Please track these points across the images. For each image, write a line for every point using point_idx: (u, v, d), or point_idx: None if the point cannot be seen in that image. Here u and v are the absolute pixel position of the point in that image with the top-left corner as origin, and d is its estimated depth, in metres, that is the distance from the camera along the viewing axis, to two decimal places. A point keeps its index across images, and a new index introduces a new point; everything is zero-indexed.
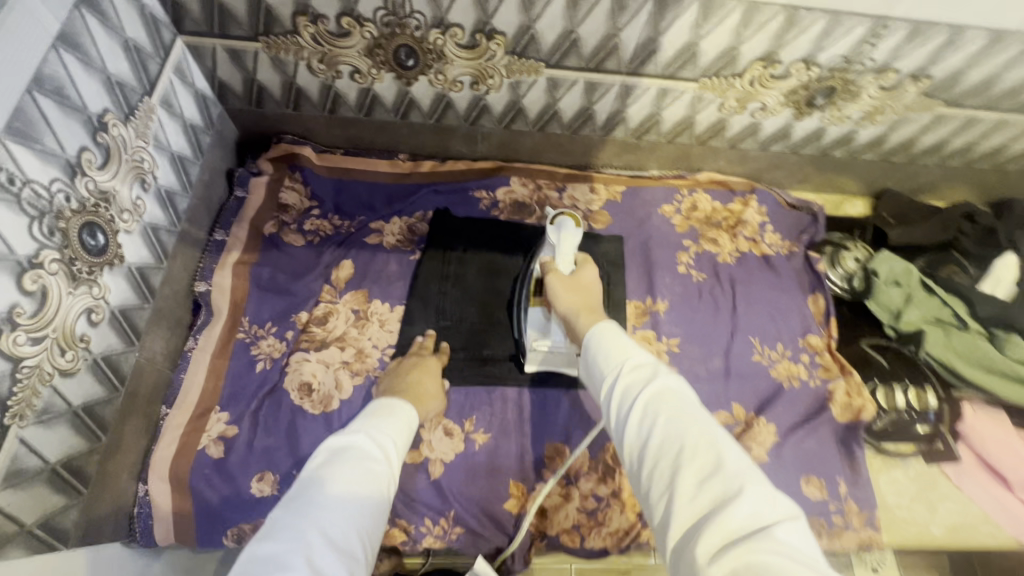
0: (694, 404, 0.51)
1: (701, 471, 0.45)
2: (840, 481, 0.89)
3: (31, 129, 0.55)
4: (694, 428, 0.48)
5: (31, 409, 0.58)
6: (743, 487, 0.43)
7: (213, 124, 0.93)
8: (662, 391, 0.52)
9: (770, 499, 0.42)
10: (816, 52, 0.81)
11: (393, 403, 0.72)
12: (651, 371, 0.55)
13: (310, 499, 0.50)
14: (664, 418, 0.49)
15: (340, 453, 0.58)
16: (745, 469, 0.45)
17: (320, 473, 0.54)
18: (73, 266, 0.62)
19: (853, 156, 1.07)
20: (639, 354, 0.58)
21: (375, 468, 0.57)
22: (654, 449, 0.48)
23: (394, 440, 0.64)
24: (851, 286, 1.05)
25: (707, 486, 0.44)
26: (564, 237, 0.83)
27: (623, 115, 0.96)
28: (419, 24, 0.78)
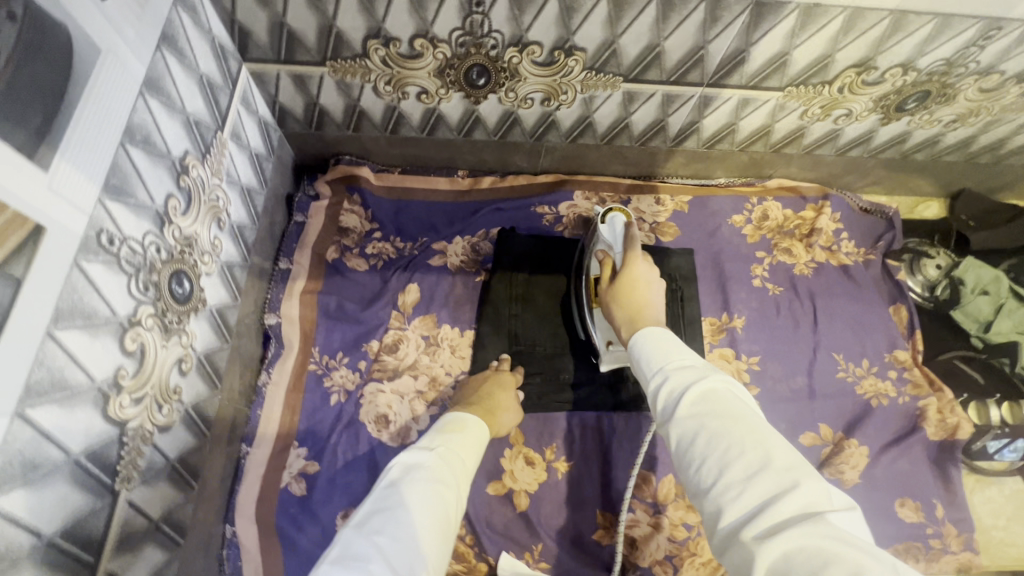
0: (742, 400, 0.48)
1: (748, 463, 0.42)
2: (937, 503, 0.85)
3: (125, 184, 0.53)
4: (740, 420, 0.45)
5: (136, 470, 0.56)
6: (794, 479, 0.40)
7: (274, 150, 0.91)
8: (709, 391, 0.49)
9: (825, 492, 0.39)
10: (916, 57, 0.76)
11: (465, 420, 0.67)
12: (696, 369, 0.52)
13: (380, 525, 0.48)
14: (708, 413, 0.46)
15: (411, 472, 0.55)
16: (796, 461, 0.42)
17: (393, 495, 0.51)
18: (165, 318, 0.60)
19: (936, 158, 1.02)
20: (684, 355, 0.55)
21: (444, 493, 0.54)
22: (699, 444, 0.45)
23: (464, 463, 0.60)
24: (934, 295, 1.00)
25: (755, 478, 0.41)
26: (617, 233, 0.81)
27: (697, 125, 0.91)
28: (495, 44, 0.74)
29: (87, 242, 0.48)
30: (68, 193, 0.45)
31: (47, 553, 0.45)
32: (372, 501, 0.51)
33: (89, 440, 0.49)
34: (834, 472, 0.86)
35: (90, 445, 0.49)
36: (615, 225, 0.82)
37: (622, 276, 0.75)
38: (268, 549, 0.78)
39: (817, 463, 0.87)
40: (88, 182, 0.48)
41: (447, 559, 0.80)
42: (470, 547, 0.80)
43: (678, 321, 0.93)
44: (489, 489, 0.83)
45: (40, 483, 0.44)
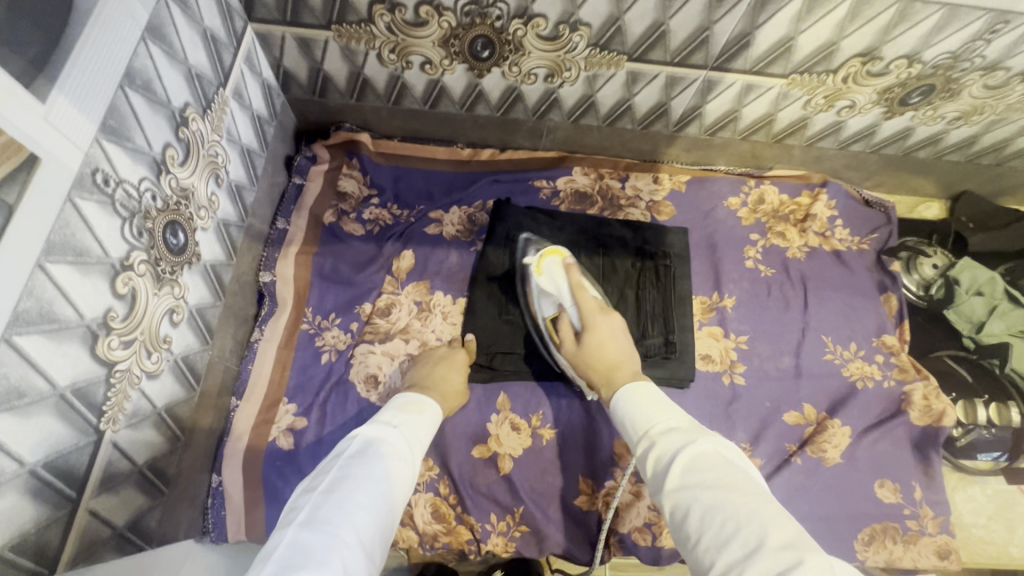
0: (734, 469, 0.49)
1: (746, 540, 0.42)
2: (915, 485, 0.86)
3: (123, 127, 0.53)
4: (733, 494, 0.46)
5: (122, 413, 0.57)
6: (794, 553, 0.40)
7: (276, 114, 0.91)
8: (697, 456, 0.51)
9: (826, 565, 0.39)
10: (922, 49, 0.76)
11: (423, 400, 0.67)
12: (685, 434, 0.54)
13: (346, 491, 0.49)
14: (703, 483, 0.48)
15: (375, 446, 0.55)
16: (795, 535, 0.42)
17: (355, 464, 0.52)
18: (158, 267, 0.61)
19: (938, 157, 1.02)
20: (673, 417, 0.58)
21: (402, 467, 0.55)
22: (697, 519, 0.46)
23: (422, 440, 0.62)
24: (929, 295, 1.00)
25: (754, 554, 0.41)
26: (558, 278, 0.82)
27: (700, 110, 0.91)
28: (501, 14, 0.74)
29: (81, 178, 0.48)
30: (64, 127, 0.46)
31: (29, 482, 0.46)
32: (336, 468, 0.51)
33: (75, 375, 0.49)
34: (816, 450, 0.86)
35: (77, 381, 0.50)
36: (552, 270, 0.83)
37: (587, 336, 0.77)
38: (250, 501, 0.78)
39: (800, 442, 0.87)
40: (85, 119, 0.48)
41: (429, 519, 0.81)
42: (453, 507, 0.82)
43: (669, 299, 0.93)
44: (473, 452, 0.83)
45: (25, 412, 0.45)
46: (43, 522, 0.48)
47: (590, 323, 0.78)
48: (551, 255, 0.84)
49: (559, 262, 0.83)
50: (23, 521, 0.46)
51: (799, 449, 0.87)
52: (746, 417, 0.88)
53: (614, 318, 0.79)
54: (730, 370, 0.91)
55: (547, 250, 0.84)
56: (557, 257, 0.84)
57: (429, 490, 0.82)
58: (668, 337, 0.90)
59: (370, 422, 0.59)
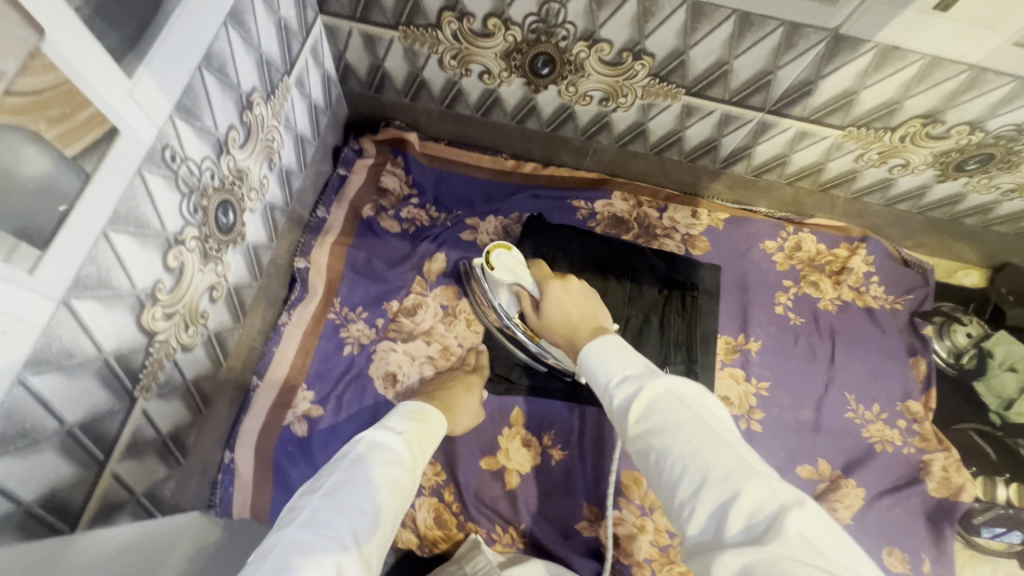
0: (682, 403, 0.47)
1: (693, 477, 0.43)
2: (925, 557, 0.83)
3: (195, 107, 0.55)
4: (680, 434, 0.45)
5: (155, 382, 0.58)
6: (734, 486, 0.40)
7: (331, 105, 0.93)
8: (651, 398, 0.49)
9: (765, 490, 0.40)
10: (986, 118, 0.75)
11: (431, 409, 0.68)
12: (636, 379, 0.51)
13: (349, 496, 0.49)
14: (656, 427, 0.46)
15: (378, 452, 0.56)
16: (735, 462, 0.42)
17: (357, 467, 0.53)
18: (206, 244, 0.62)
19: (985, 227, 1.00)
20: (624, 359, 0.54)
21: (405, 476, 0.56)
22: (653, 460, 0.46)
23: (425, 450, 0.62)
24: (959, 363, 0.98)
25: (701, 493, 0.41)
26: (515, 268, 0.79)
27: (750, 151, 0.91)
28: (567, 35, 0.75)
29: (152, 153, 0.50)
30: (144, 103, 0.47)
31: (65, 441, 0.47)
32: (339, 470, 0.52)
33: (119, 341, 0.51)
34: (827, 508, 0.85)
35: (120, 347, 0.51)
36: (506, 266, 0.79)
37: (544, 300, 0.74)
38: (260, 482, 0.79)
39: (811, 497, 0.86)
40: (164, 97, 0.49)
41: (430, 524, 0.81)
42: (455, 515, 0.82)
43: (693, 336, 0.94)
44: (482, 463, 0.84)
45: (72, 371, 0.46)
46: (71, 481, 0.49)
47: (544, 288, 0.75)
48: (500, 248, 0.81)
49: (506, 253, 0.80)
50: (54, 479, 0.47)
51: None
52: None
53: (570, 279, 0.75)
54: (747, 416, 0.91)
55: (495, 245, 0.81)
56: (504, 249, 0.81)
57: (434, 494, 0.82)
58: (690, 367, 0.91)
59: (376, 427, 0.59)
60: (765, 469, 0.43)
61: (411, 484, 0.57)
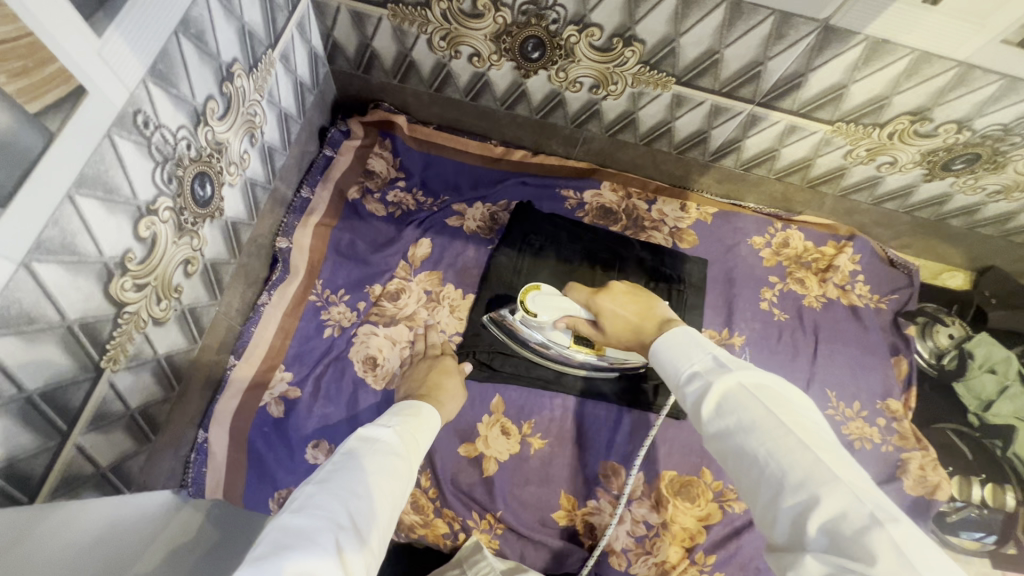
0: (753, 400, 0.46)
1: (772, 481, 0.42)
2: None
3: (171, 73, 0.53)
4: (754, 436, 0.44)
5: (124, 354, 0.57)
6: (813, 492, 0.39)
7: (318, 84, 0.91)
8: (722, 396, 0.48)
9: (849, 498, 0.38)
10: (974, 116, 0.75)
11: (424, 403, 0.67)
12: (703, 376, 0.50)
13: (343, 481, 0.48)
14: (730, 428, 0.46)
15: (372, 443, 0.55)
16: (816, 465, 0.41)
17: (352, 457, 0.52)
18: (181, 216, 0.61)
19: (970, 229, 1.00)
20: (693, 355, 0.53)
21: (401, 464, 0.54)
22: (733, 461, 0.46)
23: (422, 440, 0.60)
24: (940, 364, 0.99)
25: (780, 498, 0.41)
26: (548, 302, 0.80)
27: (739, 144, 0.91)
28: (557, 18, 0.74)
29: (123, 117, 0.48)
30: (114, 64, 0.46)
31: (24, 409, 0.46)
32: (333, 460, 0.51)
33: (85, 310, 0.50)
34: None
35: (86, 316, 0.50)
36: (539, 304, 0.80)
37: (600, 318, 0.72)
38: (234, 462, 0.78)
39: None
40: (136, 60, 0.48)
41: (406, 508, 0.81)
42: (432, 501, 0.81)
43: None
44: (460, 450, 0.83)
45: (33, 337, 0.45)
46: (33, 450, 0.48)
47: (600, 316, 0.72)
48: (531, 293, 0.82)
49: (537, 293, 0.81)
50: (13, 447, 0.46)
51: None
52: None
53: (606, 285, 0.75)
54: None
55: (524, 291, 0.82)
56: (536, 291, 0.82)
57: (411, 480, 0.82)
58: None
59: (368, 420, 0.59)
60: (852, 471, 0.41)
61: (409, 473, 0.56)
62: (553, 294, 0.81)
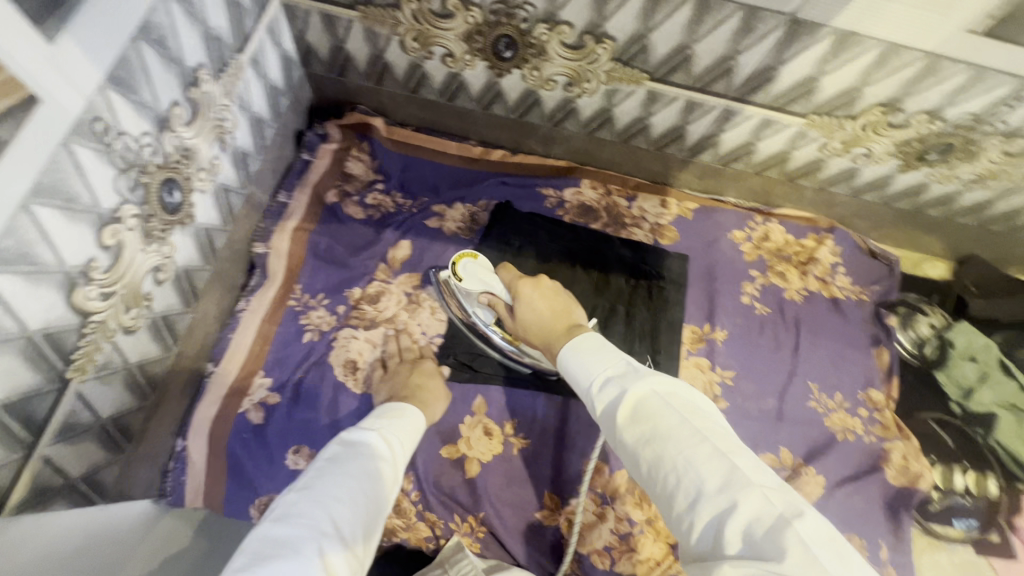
0: (669, 409, 0.48)
1: (688, 489, 0.44)
2: (883, 545, 0.84)
3: (131, 79, 0.53)
4: (670, 444, 0.46)
5: (91, 364, 0.56)
6: (729, 498, 0.41)
7: (293, 87, 0.91)
8: (637, 404, 0.50)
9: (759, 501, 0.41)
10: (945, 106, 0.75)
11: (410, 405, 0.67)
12: (617, 383, 0.52)
13: (326, 488, 0.49)
14: (644, 436, 0.48)
15: (356, 447, 0.55)
16: (727, 471, 0.43)
17: (335, 464, 0.52)
18: (149, 223, 0.60)
19: (949, 218, 1.01)
20: (607, 363, 0.55)
21: (385, 467, 0.55)
22: (646, 471, 0.47)
23: (408, 442, 0.61)
24: (922, 353, 0.99)
25: (697, 506, 0.43)
26: (479, 270, 0.84)
27: (716, 139, 0.91)
28: (527, 17, 0.74)
29: (80, 124, 0.48)
30: (69, 71, 0.45)
31: None
32: (314, 468, 0.52)
33: (46, 319, 0.49)
34: None
35: (48, 325, 0.49)
36: (470, 269, 0.84)
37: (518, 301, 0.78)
38: (213, 471, 0.77)
39: None
40: (93, 67, 0.48)
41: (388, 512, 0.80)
42: (414, 503, 0.81)
43: (659, 325, 0.93)
44: (443, 452, 0.83)
45: None
46: None
47: (518, 293, 0.78)
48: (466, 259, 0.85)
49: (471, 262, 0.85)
50: None
51: None
52: None
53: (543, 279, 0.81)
54: (711, 405, 0.91)
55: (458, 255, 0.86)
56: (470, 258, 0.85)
57: None
58: (654, 357, 0.91)
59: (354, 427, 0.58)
60: (756, 472, 0.44)
61: (394, 477, 0.56)
62: (488, 267, 0.85)
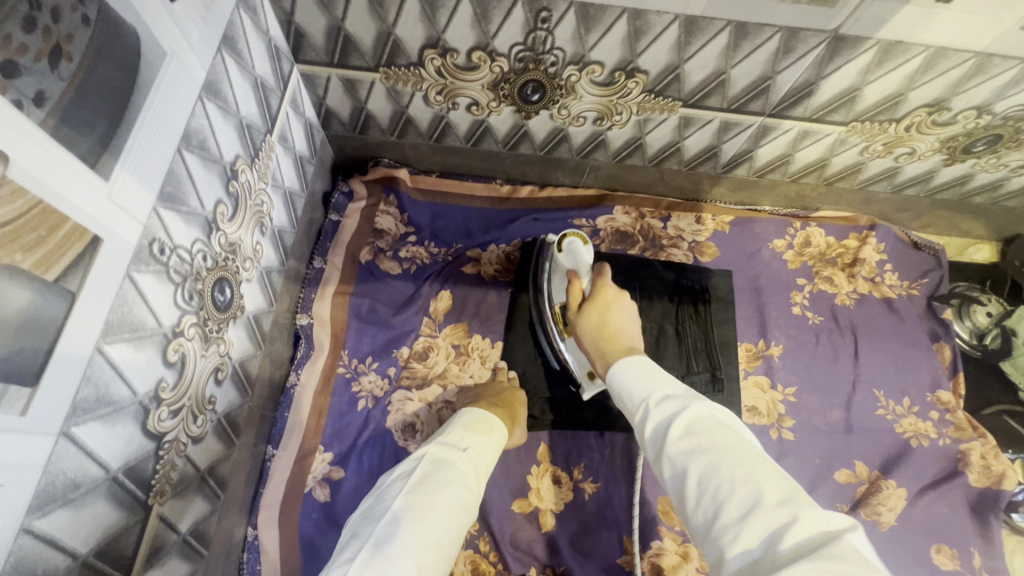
0: (729, 431, 0.47)
1: (743, 499, 0.40)
2: (974, 551, 0.82)
3: (179, 190, 0.51)
4: (727, 455, 0.44)
5: (169, 483, 0.55)
6: (790, 510, 0.38)
7: (316, 152, 0.89)
8: (694, 421, 0.49)
9: (823, 518, 0.37)
10: (994, 101, 0.73)
11: (491, 420, 0.71)
12: (679, 400, 0.52)
13: (411, 528, 0.51)
14: (700, 448, 0.46)
15: (438, 475, 0.59)
16: (790, 490, 0.40)
17: (418, 495, 0.56)
18: (206, 327, 0.58)
19: (994, 203, 0.98)
20: (666, 383, 0.56)
21: (464, 494, 0.58)
22: (693, 484, 0.44)
23: (484, 466, 0.65)
24: (983, 344, 0.96)
25: (750, 515, 0.39)
26: (577, 256, 0.79)
27: (751, 154, 0.88)
28: (556, 61, 0.71)
29: (139, 252, 0.46)
30: (125, 202, 0.44)
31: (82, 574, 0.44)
32: (401, 499, 0.55)
33: (126, 455, 0.47)
34: (870, 513, 0.83)
35: (129, 460, 0.48)
36: (574, 250, 0.80)
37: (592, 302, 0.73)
38: (288, 557, 0.76)
39: (852, 502, 0.84)
40: (145, 190, 0.46)
41: None
42: (493, 565, 0.78)
43: (713, 346, 0.92)
44: (514, 507, 0.82)
45: (79, 502, 0.43)
46: None
47: (587, 304, 0.74)
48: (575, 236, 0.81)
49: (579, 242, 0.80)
50: None
51: (852, 510, 0.84)
52: (795, 474, 0.86)
53: (616, 304, 0.72)
54: (778, 425, 0.89)
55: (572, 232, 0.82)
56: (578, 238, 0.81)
57: (469, 546, 0.79)
58: (714, 373, 0.89)
59: (435, 445, 0.64)
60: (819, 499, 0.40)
61: (471, 503, 0.60)
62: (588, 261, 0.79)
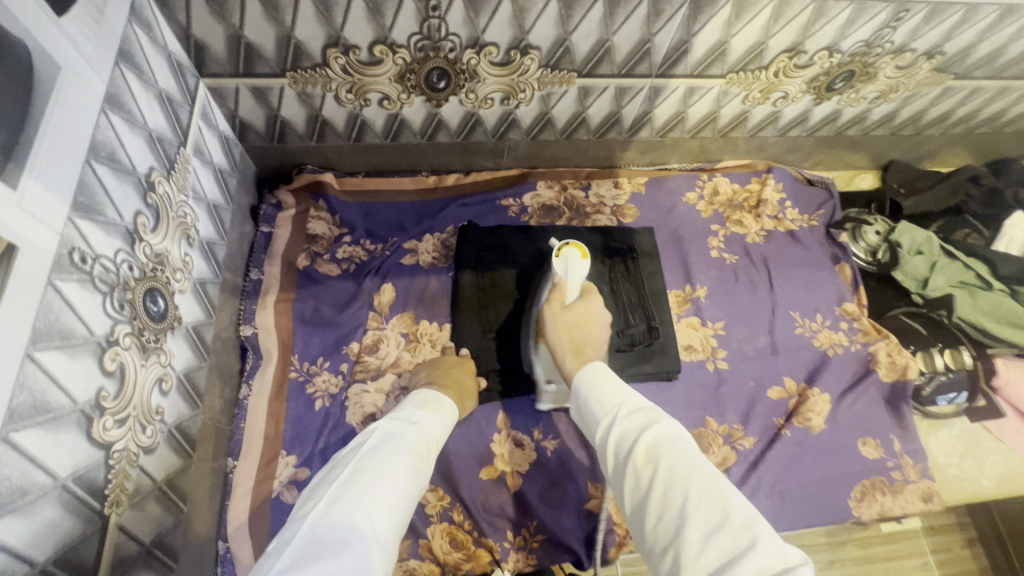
0: (694, 454, 0.52)
1: (706, 519, 0.45)
2: (893, 438, 0.92)
3: (94, 202, 0.52)
4: (691, 473, 0.48)
5: (124, 494, 0.55)
6: (751, 535, 0.42)
7: (236, 164, 0.90)
8: (657, 437, 0.54)
9: (779, 547, 0.41)
10: (839, 40, 0.84)
11: (444, 401, 0.72)
12: (645, 415, 0.57)
13: (365, 486, 0.52)
14: (664, 463, 0.50)
15: (393, 442, 0.59)
16: (750, 516, 0.44)
17: (372, 459, 0.55)
18: (142, 337, 0.59)
19: (866, 134, 1.11)
20: (631, 396, 0.61)
21: (416, 463, 0.59)
22: (657, 497, 0.49)
23: (435, 441, 0.65)
24: (876, 259, 1.07)
25: (713, 534, 0.43)
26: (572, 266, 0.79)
27: (650, 115, 0.97)
28: (453, 47, 0.76)
29: (60, 261, 0.47)
30: (38, 212, 0.45)
31: None
32: (354, 463, 0.55)
33: (74, 463, 0.48)
34: (802, 420, 0.92)
35: (77, 469, 0.48)
36: (569, 258, 0.80)
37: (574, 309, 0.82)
38: None
39: (786, 414, 0.93)
40: (56, 200, 0.47)
41: (448, 548, 0.81)
42: (470, 533, 0.82)
43: (643, 296, 0.97)
44: (483, 475, 0.85)
45: (28, 510, 0.43)
46: None
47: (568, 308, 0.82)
48: (575, 247, 0.80)
49: (576, 254, 0.80)
50: None
51: (786, 421, 0.92)
52: (735, 399, 0.94)
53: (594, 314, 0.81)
54: (713, 357, 0.96)
55: (574, 241, 0.81)
56: (575, 250, 0.80)
57: (444, 519, 0.82)
58: (650, 323, 0.94)
59: (389, 420, 0.64)
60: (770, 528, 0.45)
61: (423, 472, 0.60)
62: (581, 273, 0.80)
